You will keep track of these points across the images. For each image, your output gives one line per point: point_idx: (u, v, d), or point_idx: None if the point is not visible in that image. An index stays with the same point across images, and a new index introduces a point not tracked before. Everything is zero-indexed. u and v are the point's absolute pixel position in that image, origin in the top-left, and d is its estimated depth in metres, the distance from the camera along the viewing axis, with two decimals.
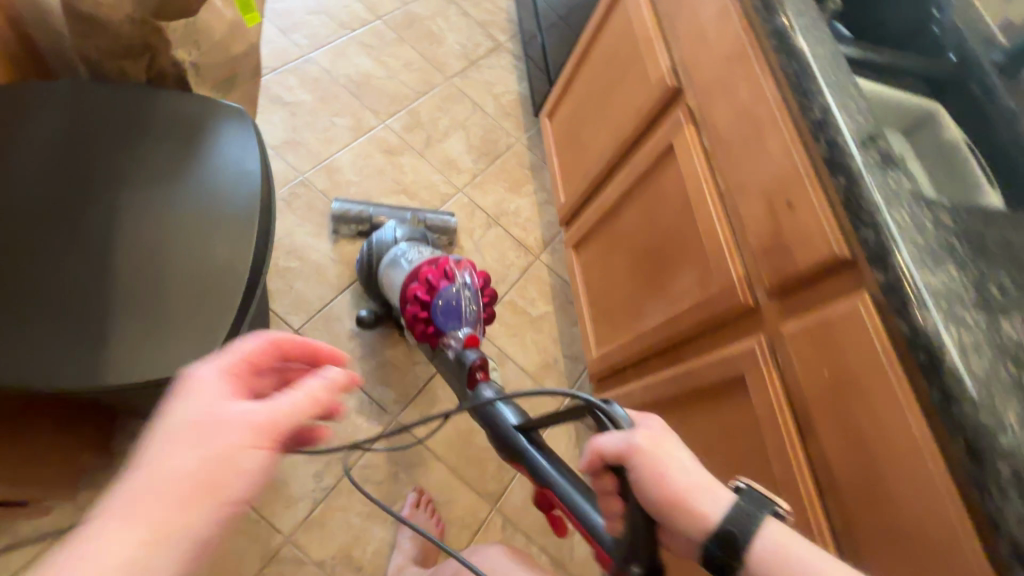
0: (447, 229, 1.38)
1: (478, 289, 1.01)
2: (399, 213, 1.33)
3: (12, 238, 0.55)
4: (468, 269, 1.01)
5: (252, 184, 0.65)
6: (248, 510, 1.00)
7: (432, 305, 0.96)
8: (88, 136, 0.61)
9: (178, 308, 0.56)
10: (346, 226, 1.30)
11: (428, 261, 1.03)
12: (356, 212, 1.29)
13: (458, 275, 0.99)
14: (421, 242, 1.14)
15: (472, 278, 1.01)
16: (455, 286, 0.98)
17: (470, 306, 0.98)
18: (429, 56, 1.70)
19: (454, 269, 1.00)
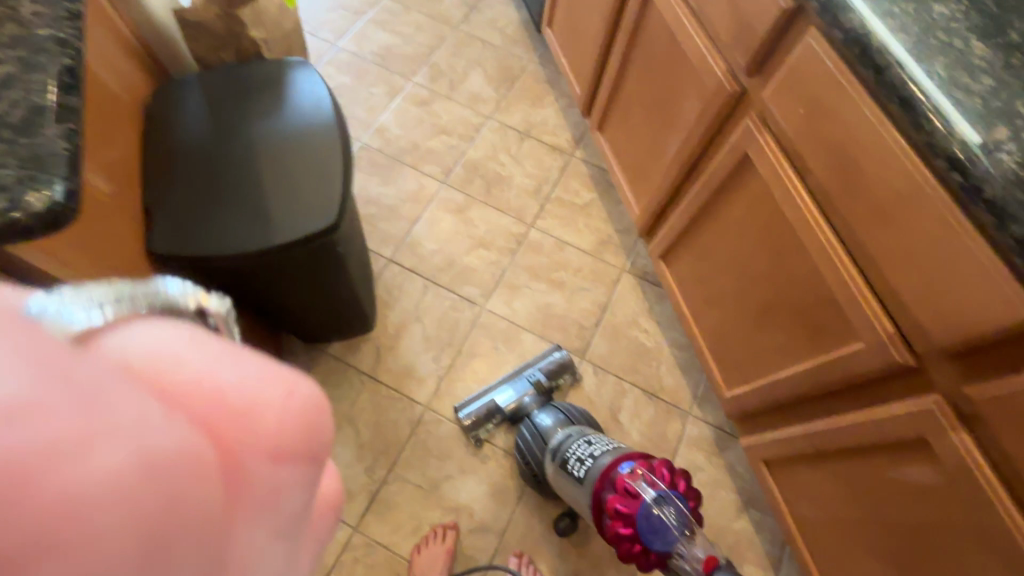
0: (566, 367, 1.33)
1: (678, 488, 0.81)
2: (521, 378, 1.29)
3: (192, 170, 0.80)
4: (653, 476, 0.81)
5: (326, 101, 0.87)
6: (392, 391, 1.29)
7: (643, 534, 0.77)
8: (215, 100, 0.86)
9: (306, 187, 0.80)
10: (480, 428, 1.25)
11: (603, 480, 0.85)
12: (483, 417, 1.25)
13: (644, 489, 0.79)
14: (578, 442, 0.98)
15: (657, 480, 0.80)
16: (653, 501, 0.78)
17: (675, 518, 0.78)
18: (435, 14, 1.90)
19: (636, 485, 0.80)
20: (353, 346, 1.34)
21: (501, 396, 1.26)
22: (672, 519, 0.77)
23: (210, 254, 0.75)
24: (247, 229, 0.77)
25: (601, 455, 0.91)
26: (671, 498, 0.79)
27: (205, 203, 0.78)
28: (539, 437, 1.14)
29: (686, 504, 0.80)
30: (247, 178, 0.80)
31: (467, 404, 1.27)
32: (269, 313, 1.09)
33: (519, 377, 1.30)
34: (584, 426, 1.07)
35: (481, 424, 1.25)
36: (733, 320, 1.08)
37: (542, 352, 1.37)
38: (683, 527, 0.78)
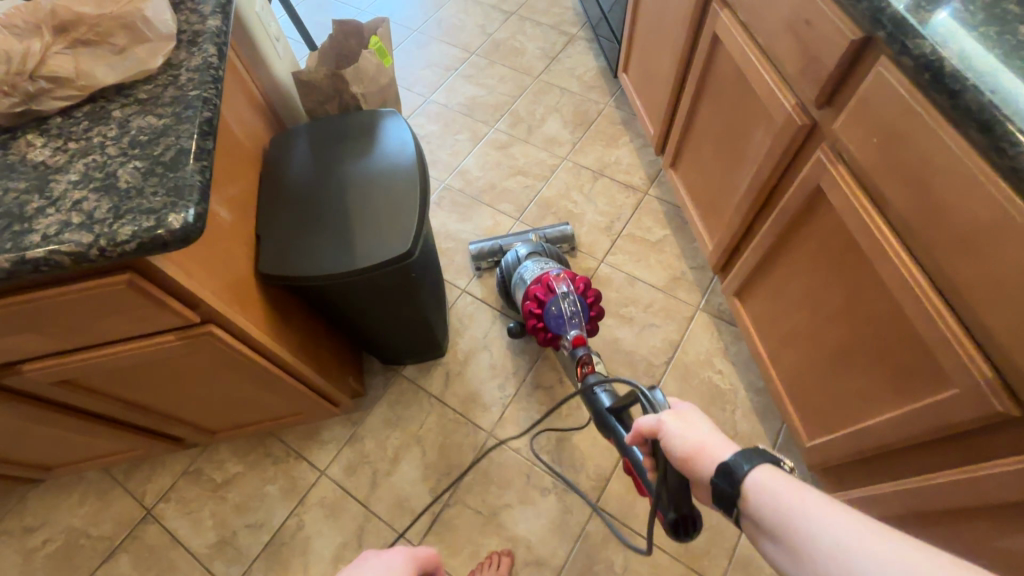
0: (566, 238, 1.53)
1: (585, 297, 1.15)
2: (524, 236, 1.52)
3: (297, 203, 0.94)
4: (571, 284, 1.15)
5: (409, 145, 0.98)
6: (458, 414, 1.35)
7: (545, 314, 1.13)
8: (320, 146, 1.01)
9: (388, 219, 0.90)
10: (483, 261, 1.53)
11: (535, 280, 1.20)
12: (487, 252, 1.52)
13: (560, 287, 1.14)
14: (533, 265, 1.28)
15: (572, 285, 1.15)
16: (561, 296, 1.13)
17: (572, 310, 1.12)
18: (518, 67, 2.05)
19: (556, 286, 1.15)
20: (425, 369, 1.42)
21: (504, 240, 1.52)
22: (568, 310, 1.12)
23: (304, 276, 0.87)
24: (336, 254, 0.88)
25: (546, 270, 1.23)
26: (577, 298, 1.13)
27: (305, 231, 0.91)
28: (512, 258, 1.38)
29: (586, 306, 1.15)
30: (339, 210, 0.92)
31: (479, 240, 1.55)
32: (352, 332, 1.21)
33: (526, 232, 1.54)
34: (552, 257, 1.35)
35: (483, 256, 1.52)
36: (812, 361, 1.01)
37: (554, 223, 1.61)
38: (575, 318, 1.12)
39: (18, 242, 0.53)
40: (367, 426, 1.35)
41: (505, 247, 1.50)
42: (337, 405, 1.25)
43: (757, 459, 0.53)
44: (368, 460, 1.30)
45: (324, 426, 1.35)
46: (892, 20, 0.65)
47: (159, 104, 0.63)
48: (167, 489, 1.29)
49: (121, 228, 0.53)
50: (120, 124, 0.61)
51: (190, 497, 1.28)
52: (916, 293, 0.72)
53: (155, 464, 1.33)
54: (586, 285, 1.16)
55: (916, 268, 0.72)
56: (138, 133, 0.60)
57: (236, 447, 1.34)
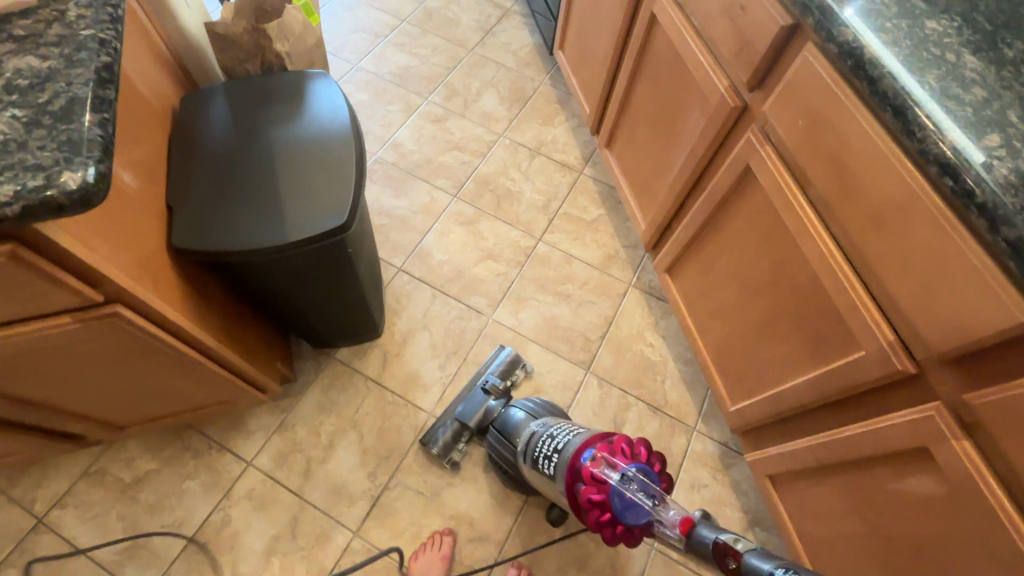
0: (516, 363, 1.34)
1: (643, 463, 0.76)
2: (477, 393, 1.27)
3: (215, 171, 0.85)
4: (612, 457, 0.77)
5: (342, 110, 0.91)
6: (397, 397, 1.31)
7: (615, 513, 0.73)
8: (240, 108, 0.91)
9: (321, 190, 0.84)
10: (451, 453, 1.22)
11: (568, 471, 0.84)
12: (448, 440, 1.23)
13: (601, 469, 0.76)
14: (545, 437, 0.97)
15: (618, 461, 0.76)
16: (619, 478, 0.74)
17: (639, 487, 0.73)
18: (452, 38, 1.97)
19: (598, 469, 0.77)
20: (361, 351, 1.36)
21: (462, 412, 1.25)
22: (637, 488, 0.73)
23: (227, 250, 0.79)
24: (264, 228, 0.80)
25: (566, 447, 0.91)
26: (632, 466, 0.75)
27: (225, 202, 0.82)
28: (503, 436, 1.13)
29: (653, 474, 0.75)
30: (265, 179, 0.84)
31: (428, 432, 1.25)
32: (281, 314, 1.12)
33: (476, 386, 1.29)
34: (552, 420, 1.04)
35: (449, 445, 1.22)
36: (738, 332, 1.09)
37: (493, 352, 1.38)
38: (652, 495, 0.73)
39: None
40: (298, 413, 1.27)
41: (466, 415, 1.24)
42: (265, 392, 1.17)
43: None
44: (300, 448, 1.23)
45: (249, 414, 1.26)
46: (820, 8, 0.69)
47: (43, 42, 0.53)
48: (63, 494, 1.15)
49: (0, 187, 0.44)
50: None
51: (92, 500, 1.15)
52: (831, 266, 0.78)
53: (46, 468, 1.17)
54: (634, 448, 0.77)
55: (832, 243, 0.79)
56: (16, 76, 0.50)
57: (147, 442, 1.21)
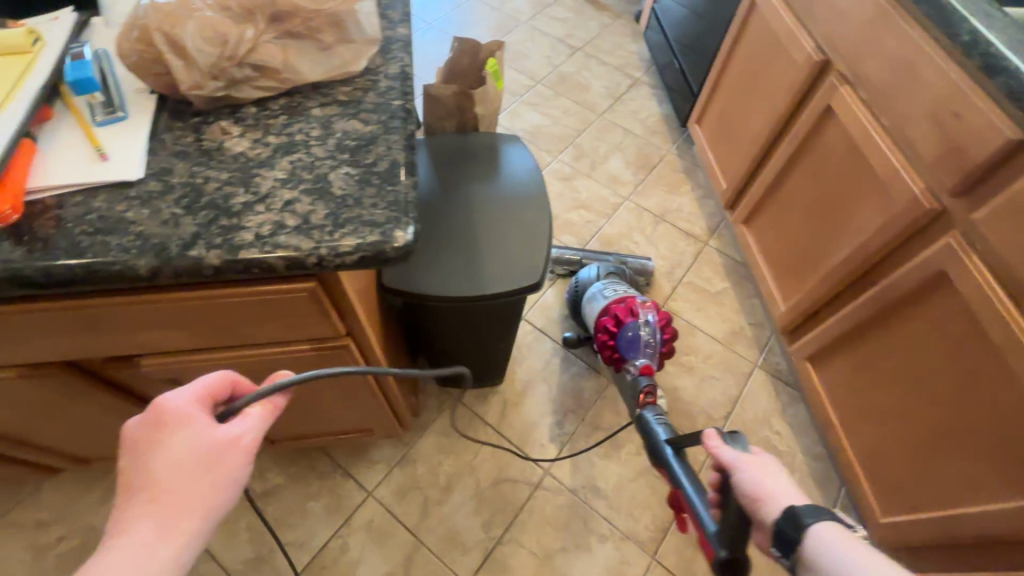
0: (644, 273, 1.56)
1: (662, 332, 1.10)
2: (604, 255, 1.55)
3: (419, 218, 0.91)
4: (654, 316, 1.10)
5: (534, 174, 0.97)
6: (514, 447, 1.31)
7: (618, 335, 1.09)
8: (440, 161, 0.98)
9: (516, 248, 0.88)
10: (558, 267, 1.54)
11: (618, 300, 1.16)
12: (560, 266, 1.53)
13: (641, 311, 1.11)
14: (616, 286, 1.25)
15: (653, 317, 1.10)
16: (642, 321, 1.09)
17: (647, 336, 1.08)
18: (582, 101, 2.07)
19: (640, 311, 1.10)
20: (482, 396, 1.38)
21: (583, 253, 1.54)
22: (645, 334, 1.08)
23: (430, 293, 0.84)
24: (462, 279, 0.85)
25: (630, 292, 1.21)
26: (656, 327, 1.09)
27: (429, 250, 0.88)
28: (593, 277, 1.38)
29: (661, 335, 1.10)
30: (464, 232, 0.90)
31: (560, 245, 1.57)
32: (430, 350, 1.17)
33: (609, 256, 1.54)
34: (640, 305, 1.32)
35: (562, 265, 1.54)
36: (902, 439, 1.02)
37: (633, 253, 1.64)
38: (648, 345, 1.08)
39: (229, 241, 0.49)
40: (420, 449, 1.29)
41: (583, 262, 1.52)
42: (400, 424, 1.20)
43: (824, 516, 0.50)
44: (419, 486, 1.24)
45: (374, 443, 1.29)
46: None
47: (363, 109, 0.60)
48: None
49: (342, 239, 0.49)
50: (323, 124, 0.58)
51: None
52: None
53: None
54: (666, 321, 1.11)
55: None
56: (345, 138, 0.57)
57: (279, 457, 1.26)
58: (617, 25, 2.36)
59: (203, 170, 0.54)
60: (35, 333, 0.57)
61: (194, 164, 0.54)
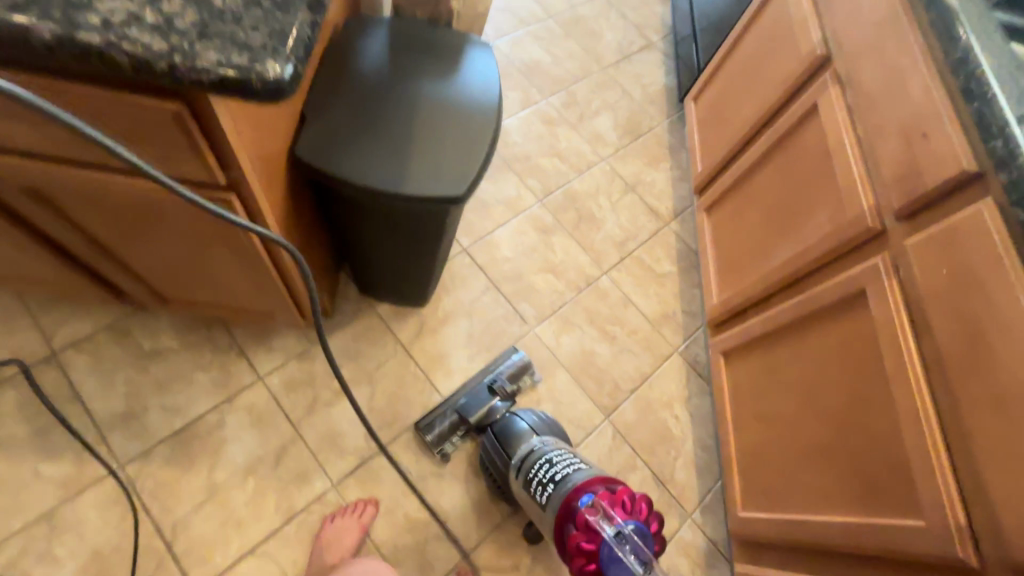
0: (526, 368, 1.32)
1: (644, 521, 0.77)
2: (478, 386, 1.26)
3: (356, 97, 0.84)
4: (609, 507, 0.78)
5: (493, 85, 0.90)
6: (418, 370, 1.29)
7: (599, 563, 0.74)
8: (398, 46, 0.90)
9: (449, 155, 0.82)
10: (447, 444, 1.20)
11: (563, 509, 0.83)
12: (444, 430, 1.20)
13: (594, 515, 0.78)
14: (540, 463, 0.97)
15: (620, 515, 0.77)
16: (615, 531, 0.75)
17: (632, 547, 0.74)
18: (590, 50, 1.96)
19: (593, 513, 0.78)
20: (401, 314, 1.35)
21: (466, 406, 1.22)
22: (629, 545, 0.74)
23: (340, 176, 0.78)
24: (382, 171, 0.80)
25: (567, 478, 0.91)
26: (631, 523, 0.76)
27: (356, 133, 0.81)
28: (504, 445, 1.09)
29: (646, 531, 0.76)
30: (400, 124, 0.83)
31: (426, 420, 1.21)
32: (349, 249, 1.12)
33: (483, 381, 1.27)
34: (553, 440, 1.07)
35: (446, 435, 1.20)
36: (779, 443, 1.04)
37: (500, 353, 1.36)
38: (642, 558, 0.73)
39: (70, 17, 0.42)
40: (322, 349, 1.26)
41: (472, 414, 1.21)
42: (304, 319, 1.16)
43: None
44: (312, 382, 1.22)
45: (277, 331, 1.25)
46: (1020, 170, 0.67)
47: None
48: (82, 338, 1.15)
49: (205, 53, 0.44)
50: None
51: (107, 354, 1.15)
52: (920, 424, 0.75)
53: (76, 309, 1.18)
54: (635, 500, 0.78)
55: (929, 403, 0.75)
56: None
57: (176, 320, 1.21)
58: None
59: None
60: None
61: None
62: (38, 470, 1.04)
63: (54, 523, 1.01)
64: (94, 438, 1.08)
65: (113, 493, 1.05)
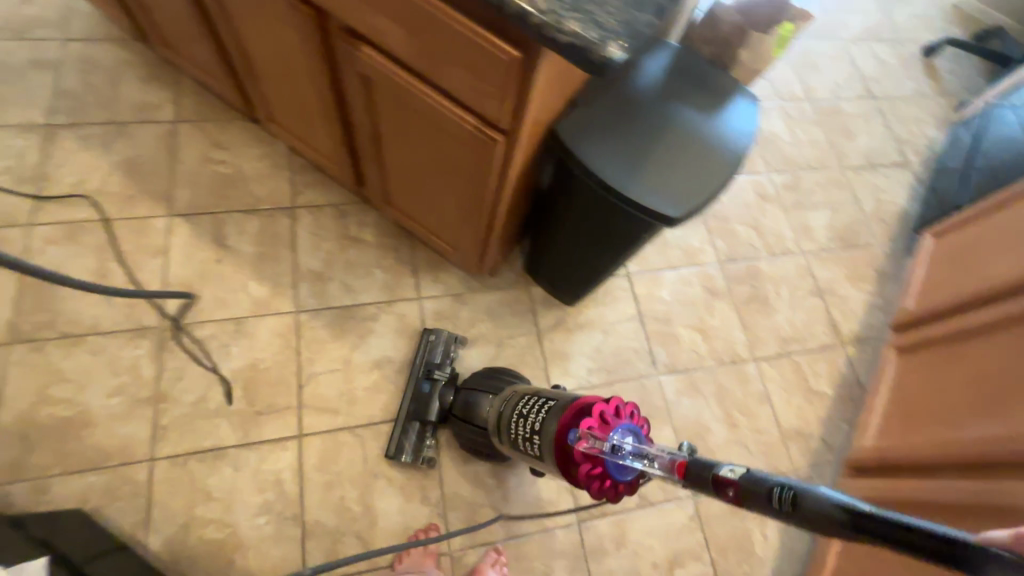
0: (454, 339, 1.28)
1: (634, 422, 0.68)
2: (424, 386, 1.20)
3: (622, 100, 0.92)
4: (596, 430, 0.68)
5: (745, 135, 0.93)
6: (542, 358, 1.36)
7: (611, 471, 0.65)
8: (675, 71, 0.97)
9: (680, 179, 0.87)
10: (426, 450, 1.18)
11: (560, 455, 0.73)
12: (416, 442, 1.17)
13: (587, 440, 0.68)
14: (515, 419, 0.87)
15: (602, 430, 0.67)
16: (612, 447, 0.66)
17: (634, 451, 0.65)
18: (835, 144, 1.85)
19: (584, 439, 0.68)
20: (549, 303, 1.42)
21: (419, 411, 1.18)
22: (629, 449, 0.65)
23: (587, 165, 0.87)
24: (618, 169, 0.87)
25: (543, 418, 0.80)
26: (619, 430, 0.67)
27: (610, 129, 0.89)
28: (481, 431, 1.07)
29: (627, 427, 0.66)
30: (649, 136, 0.90)
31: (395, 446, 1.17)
32: (539, 225, 1.21)
33: (425, 373, 1.22)
34: (516, 392, 0.98)
35: (419, 446, 1.17)
36: None
37: (414, 352, 1.28)
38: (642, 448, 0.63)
39: None
40: (474, 299, 1.38)
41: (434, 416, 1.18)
42: (476, 267, 1.29)
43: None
44: (454, 322, 1.35)
45: (448, 268, 1.40)
46: None
47: None
48: (315, 205, 1.41)
49: (570, 22, 0.53)
50: None
51: (325, 225, 1.39)
52: None
53: (321, 180, 1.43)
54: (614, 407, 0.69)
55: None
56: None
57: (380, 223, 1.42)
58: (933, 100, 2.02)
59: None
60: None
61: None
62: (247, 284, 1.30)
63: (239, 328, 1.26)
64: (289, 280, 1.32)
65: (285, 328, 1.27)
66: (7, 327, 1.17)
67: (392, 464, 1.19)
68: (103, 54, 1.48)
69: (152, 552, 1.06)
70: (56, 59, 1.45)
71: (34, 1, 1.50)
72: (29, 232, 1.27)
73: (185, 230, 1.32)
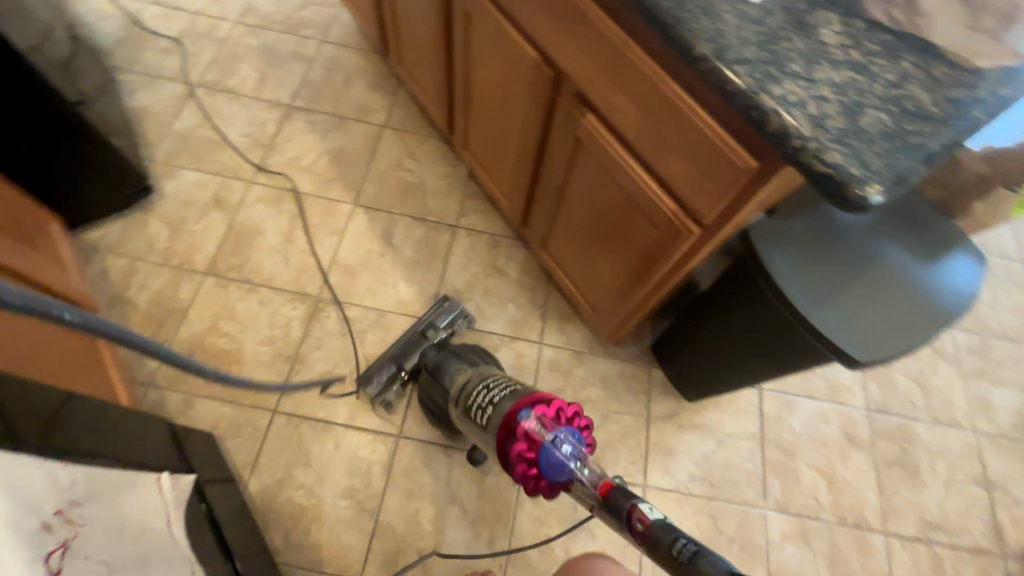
0: (461, 315, 1.30)
1: (582, 430, 0.67)
2: (414, 336, 1.25)
3: (830, 222, 0.87)
4: (547, 421, 0.66)
5: (962, 298, 0.83)
6: (645, 444, 1.29)
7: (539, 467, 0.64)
8: (895, 207, 0.90)
9: (874, 324, 0.80)
10: (388, 394, 1.21)
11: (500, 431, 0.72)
12: (383, 382, 1.20)
13: (534, 427, 0.67)
14: (481, 387, 0.86)
15: (553, 424, 0.66)
16: (554, 440, 0.64)
17: (572, 452, 0.64)
18: None
19: (532, 424, 0.67)
20: (666, 390, 1.35)
21: (400, 355, 1.21)
22: (569, 450, 0.64)
23: (781, 287, 0.82)
24: (806, 292, 0.81)
25: (502, 399, 0.79)
26: (566, 429, 0.65)
27: (809, 248, 0.84)
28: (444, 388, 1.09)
29: (578, 434, 0.66)
30: (849, 268, 0.84)
31: (366, 374, 1.21)
32: (684, 315, 1.17)
33: (418, 332, 1.26)
34: (490, 370, 0.99)
35: (385, 387, 1.20)
36: None
37: (429, 308, 1.34)
38: (580, 458, 0.64)
39: (762, 82, 0.55)
40: (593, 362, 1.37)
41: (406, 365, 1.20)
42: (608, 334, 1.28)
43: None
44: (568, 378, 1.34)
45: (577, 323, 1.40)
46: None
47: (941, 94, 0.57)
48: (475, 230, 1.50)
49: (832, 151, 0.51)
50: (899, 77, 0.58)
51: (478, 249, 1.48)
52: None
53: (486, 208, 1.54)
54: (571, 409, 0.68)
55: None
56: (905, 99, 0.56)
57: (527, 262, 1.47)
58: None
59: (790, 30, 0.59)
60: (580, 38, 0.75)
61: (790, 21, 0.60)
62: (397, 283, 1.41)
63: (379, 319, 1.36)
64: (433, 290, 1.41)
65: None
66: (208, 259, 1.38)
67: (470, 496, 1.20)
68: (347, 59, 1.73)
69: (250, 493, 1.16)
70: (311, 55, 1.72)
71: (310, 7, 1.81)
72: (248, 187, 1.49)
73: (362, 220, 1.48)
